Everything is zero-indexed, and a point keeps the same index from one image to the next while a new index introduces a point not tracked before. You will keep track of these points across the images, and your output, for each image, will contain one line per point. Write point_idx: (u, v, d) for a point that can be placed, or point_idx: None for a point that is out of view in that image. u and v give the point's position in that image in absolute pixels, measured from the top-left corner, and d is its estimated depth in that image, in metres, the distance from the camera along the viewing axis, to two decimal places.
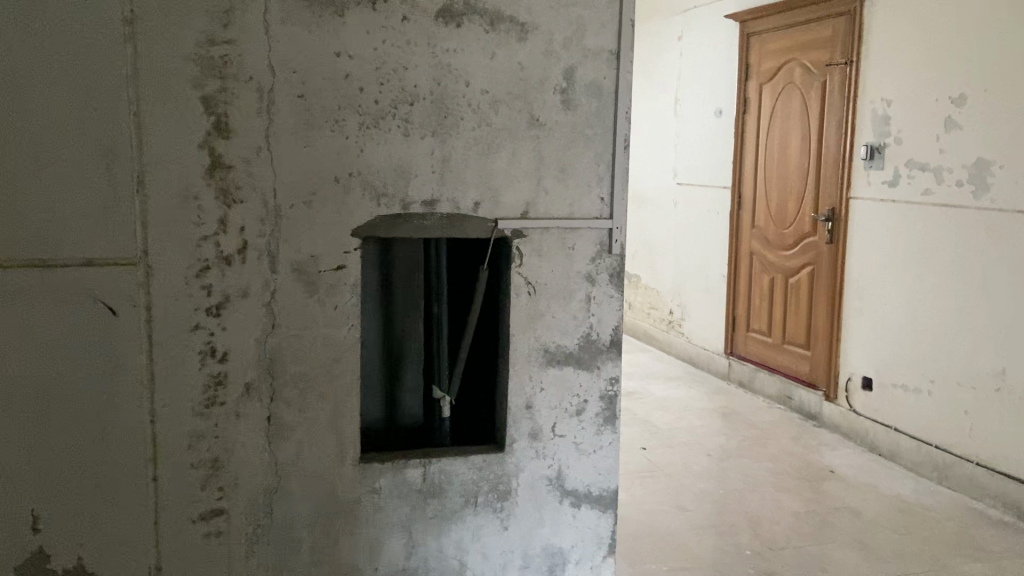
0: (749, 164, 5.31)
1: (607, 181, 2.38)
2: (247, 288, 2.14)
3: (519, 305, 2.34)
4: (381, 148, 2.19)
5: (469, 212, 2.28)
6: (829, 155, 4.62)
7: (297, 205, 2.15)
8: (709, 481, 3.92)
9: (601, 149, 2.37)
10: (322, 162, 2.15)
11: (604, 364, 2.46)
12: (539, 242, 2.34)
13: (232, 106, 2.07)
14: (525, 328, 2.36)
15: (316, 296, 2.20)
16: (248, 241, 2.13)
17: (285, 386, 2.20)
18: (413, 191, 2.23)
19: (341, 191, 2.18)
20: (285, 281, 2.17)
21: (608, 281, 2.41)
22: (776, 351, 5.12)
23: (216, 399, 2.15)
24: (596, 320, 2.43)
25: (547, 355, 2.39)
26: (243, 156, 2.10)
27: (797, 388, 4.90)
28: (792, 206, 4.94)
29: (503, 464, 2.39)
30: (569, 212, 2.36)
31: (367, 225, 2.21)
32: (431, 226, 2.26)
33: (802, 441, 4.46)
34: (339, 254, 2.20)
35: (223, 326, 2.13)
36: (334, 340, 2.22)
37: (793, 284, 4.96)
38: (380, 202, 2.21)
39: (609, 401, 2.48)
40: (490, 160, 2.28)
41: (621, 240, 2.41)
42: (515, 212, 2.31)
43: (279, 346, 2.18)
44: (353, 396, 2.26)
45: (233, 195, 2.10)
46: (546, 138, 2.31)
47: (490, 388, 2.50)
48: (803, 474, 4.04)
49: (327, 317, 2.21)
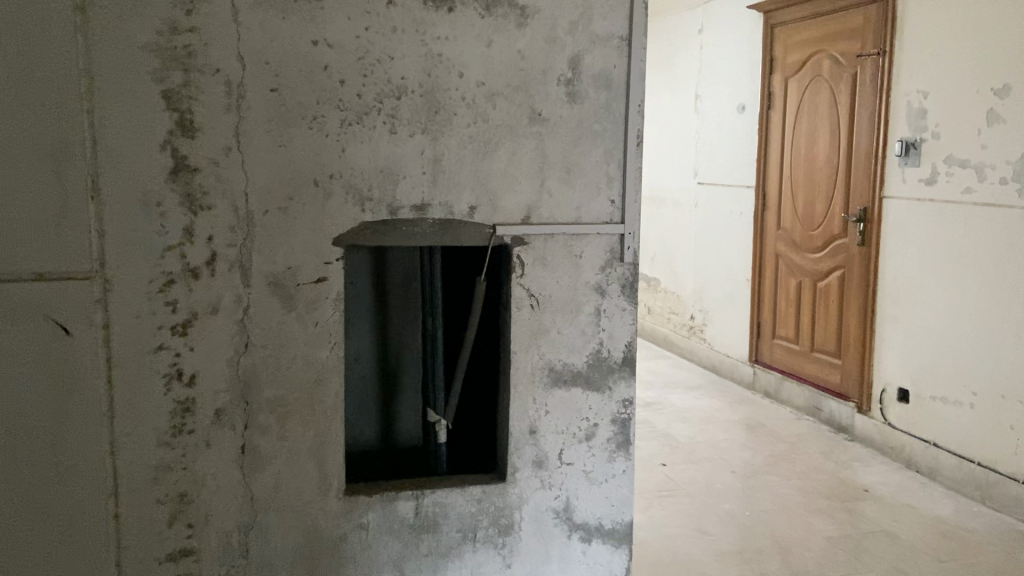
0: (774, 162, 5.04)
1: (618, 182, 2.15)
2: (216, 304, 1.93)
3: (520, 320, 2.11)
4: (366, 147, 1.97)
5: (464, 217, 2.05)
6: (860, 151, 4.34)
7: (272, 211, 1.94)
8: (733, 501, 3.67)
9: (612, 146, 2.13)
10: (299, 162, 1.94)
11: (616, 384, 2.22)
12: (542, 250, 2.11)
13: (197, 102, 1.86)
14: (528, 345, 2.13)
15: (295, 312, 1.98)
16: (217, 252, 1.92)
17: (261, 412, 1.98)
18: (401, 195, 2.01)
19: (321, 195, 1.96)
20: (259, 296, 1.95)
21: (619, 292, 2.18)
22: (804, 359, 4.85)
23: (184, 426, 1.94)
24: (607, 336, 2.19)
25: (552, 375, 2.16)
26: (211, 158, 1.89)
27: (827, 399, 4.62)
28: (821, 206, 4.67)
29: (504, 496, 2.17)
30: (576, 216, 2.13)
31: (350, 232, 2.00)
32: (421, 233, 2.04)
33: (832, 457, 4.20)
34: (319, 265, 1.98)
35: (191, 346, 1.92)
36: (315, 361, 2.01)
37: (822, 288, 4.69)
38: (365, 208, 1.99)
39: (622, 425, 2.24)
40: (487, 159, 2.05)
41: (634, 247, 2.17)
42: (515, 217, 2.08)
43: (253, 367, 1.97)
44: (337, 421, 2.04)
45: (200, 200, 1.89)
46: (549, 135, 2.08)
47: (489, 410, 2.27)
48: (834, 493, 3.78)
49: (307, 335, 1.99)
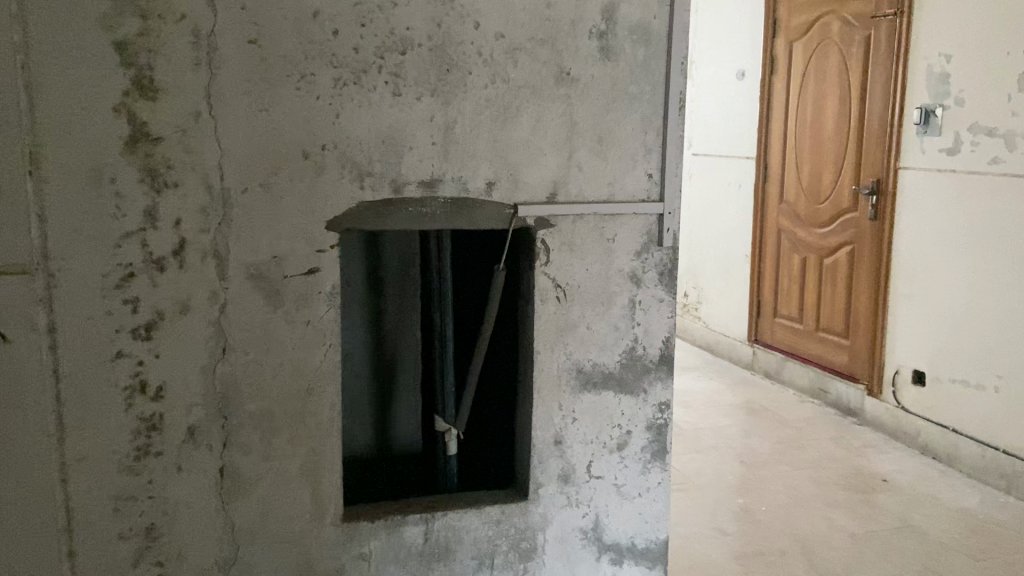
0: (776, 131, 4.77)
1: (657, 153, 1.85)
2: (187, 302, 1.60)
3: (544, 315, 1.82)
4: (365, 112, 1.65)
5: (482, 195, 1.75)
6: (873, 120, 4.07)
7: (253, 189, 1.61)
8: (746, 494, 3.42)
9: (650, 111, 1.83)
10: (285, 130, 1.61)
11: (651, 386, 1.94)
12: (570, 233, 1.82)
13: (158, 56, 1.53)
14: (553, 343, 1.84)
15: (282, 310, 1.66)
16: (187, 239, 1.59)
17: (242, 428, 1.67)
18: (407, 169, 1.70)
19: (312, 170, 1.64)
20: (238, 291, 1.63)
21: (657, 280, 1.90)
22: (808, 339, 4.62)
23: (149, 448, 1.62)
24: (642, 331, 1.91)
25: (581, 377, 1.88)
26: (176, 125, 1.55)
27: (834, 381, 4.40)
28: (828, 178, 4.41)
29: (526, 516, 1.88)
30: (609, 193, 1.83)
31: (347, 214, 1.68)
32: (431, 215, 1.73)
33: (844, 443, 3.97)
34: (310, 254, 1.66)
35: (156, 353, 1.60)
36: (308, 367, 1.69)
37: (829, 264, 4.44)
38: (365, 184, 1.67)
39: (657, 432, 1.96)
40: (507, 127, 1.74)
41: (674, 229, 1.88)
42: (539, 194, 1.78)
43: (232, 375, 1.65)
44: (333, 437, 1.73)
45: (165, 176, 1.56)
46: (579, 97, 1.78)
47: (505, 417, 1.98)
48: (852, 484, 3.55)
49: (297, 337, 1.68)
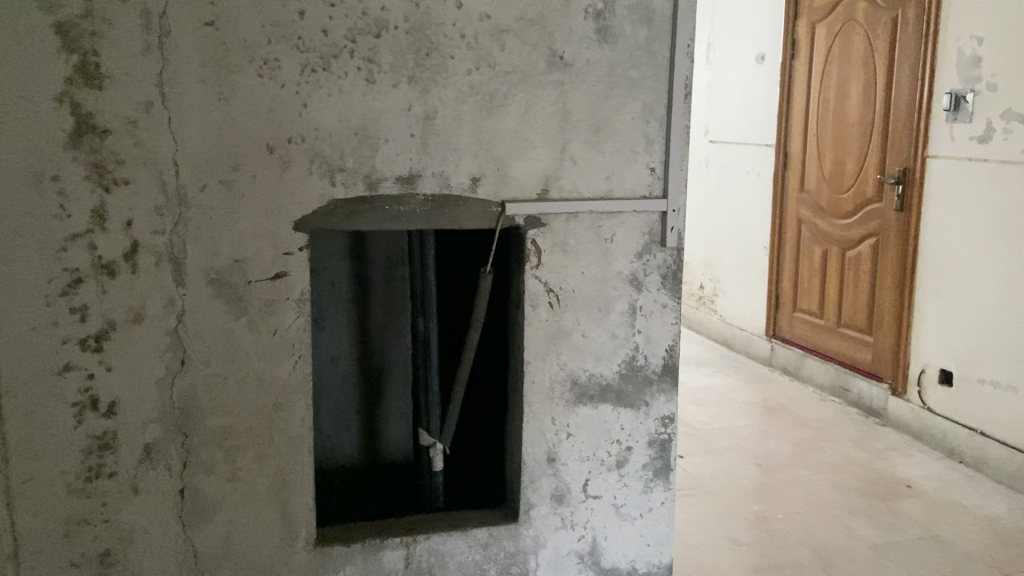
0: (797, 117, 4.57)
1: (660, 145, 1.69)
2: (141, 310, 1.46)
3: (535, 322, 1.67)
4: (336, 101, 1.50)
5: (465, 192, 1.60)
6: (900, 105, 3.87)
7: (212, 186, 1.46)
8: (760, 501, 3.26)
9: (652, 99, 1.67)
10: (247, 120, 1.46)
11: (653, 399, 1.79)
12: (564, 233, 1.66)
13: (103, 40, 1.38)
14: (545, 352, 1.69)
15: (246, 319, 1.52)
16: (139, 242, 1.44)
17: (204, 446, 1.53)
18: (382, 164, 1.55)
19: (276, 164, 1.49)
20: (197, 297, 1.49)
21: (660, 284, 1.74)
22: (829, 334, 4.43)
23: (102, 468, 1.49)
24: (643, 339, 1.75)
25: (576, 389, 1.73)
26: (125, 116, 1.40)
27: (855, 379, 4.22)
28: (851, 166, 4.21)
29: (516, 539, 1.74)
30: (606, 189, 1.67)
31: (316, 214, 1.53)
32: (410, 213, 1.58)
33: (865, 445, 3.79)
34: (276, 257, 1.52)
35: (108, 366, 1.46)
36: (275, 380, 1.55)
37: (852, 257, 4.25)
38: (336, 180, 1.53)
39: (660, 448, 1.81)
40: (493, 116, 1.58)
41: (678, 228, 1.73)
42: (529, 190, 1.63)
43: (192, 389, 1.51)
44: (304, 454, 1.60)
45: (113, 173, 1.41)
46: (573, 84, 1.62)
47: (495, 430, 1.83)
48: (873, 490, 3.38)
49: (263, 348, 1.54)
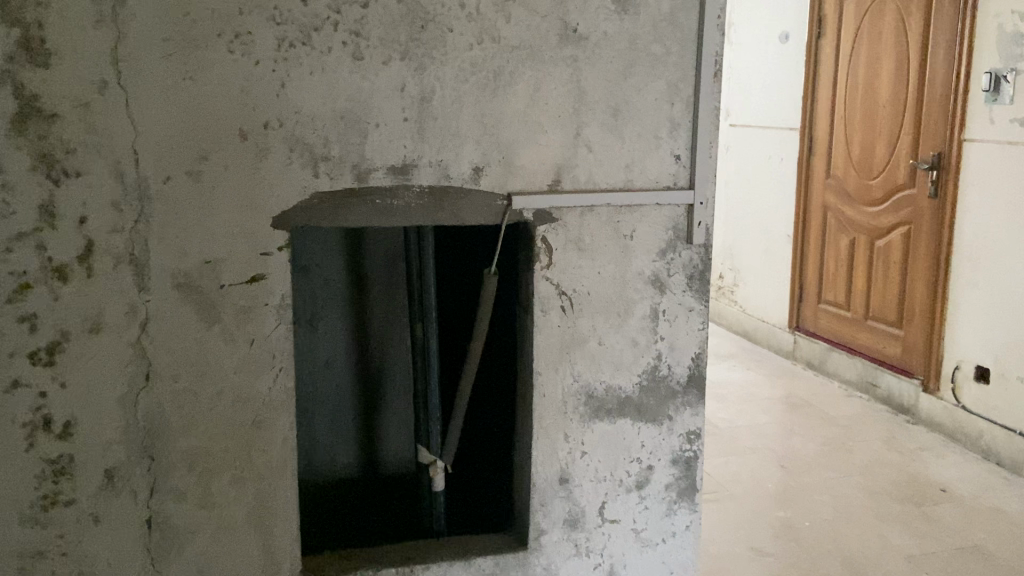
0: (824, 99, 4.34)
1: (686, 129, 1.50)
2: (99, 319, 1.29)
3: (546, 328, 1.50)
4: (318, 80, 1.32)
5: (467, 183, 1.42)
6: (935, 86, 3.64)
7: (177, 177, 1.29)
8: (786, 506, 3.07)
9: (678, 77, 1.48)
10: (217, 103, 1.28)
11: (678, 412, 1.61)
12: (578, 228, 1.48)
13: (49, 10, 1.20)
14: (557, 362, 1.52)
15: (220, 327, 1.35)
16: (95, 241, 1.27)
17: (174, 470, 1.36)
18: (372, 151, 1.37)
19: (251, 153, 1.31)
20: (162, 304, 1.31)
21: (685, 285, 1.56)
22: (857, 327, 4.23)
23: (58, 496, 1.33)
24: (667, 346, 1.57)
25: (591, 403, 1.55)
26: (76, 98, 1.23)
27: (884, 374, 4.01)
28: (881, 151, 3.99)
29: (525, 568, 1.57)
30: (626, 179, 1.49)
31: (298, 209, 1.36)
32: (404, 208, 1.40)
33: (896, 445, 3.60)
34: (252, 257, 1.34)
35: (62, 382, 1.29)
36: (252, 396, 1.38)
37: (881, 246, 4.04)
38: (319, 170, 1.35)
39: (685, 466, 1.63)
40: (497, 98, 1.40)
41: (707, 222, 1.54)
42: (539, 181, 1.44)
43: (159, 406, 1.34)
44: (287, 477, 1.43)
45: (64, 163, 1.24)
46: (588, 60, 1.43)
47: (501, 445, 1.65)
48: (906, 494, 3.18)
49: (239, 360, 1.36)
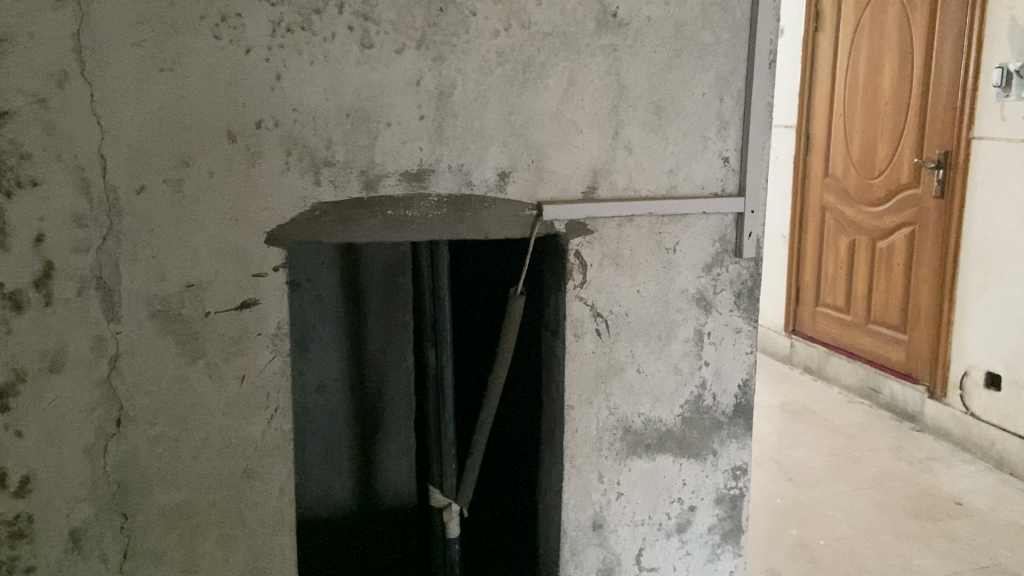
0: (822, 92, 3.96)
1: (736, 129, 1.33)
2: (61, 355, 1.09)
3: (579, 355, 1.31)
4: (320, 71, 1.12)
5: (491, 191, 1.23)
6: (941, 79, 3.22)
7: (153, 187, 1.08)
8: (798, 524, 2.78)
9: (728, 69, 1.30)
10: (201, 98, 1.08)
11: (723, 446, 1.44)
12: (615, 241, 1.30)
13: None
14: (591, 394, 1.33)
15: (205, 362, 1.15)
16: (56, 264, 1.07)
17: (152, 529, 1.16)
18: (382, 155, 1.17)
19: (241, 157, 1.11)
20: (136, 336, 1.11)
21: (732, 305, 1.39)
22: (857, 331, 3.88)
23: (16, 563, 1.12)
24: (712, 373, 1.40)
25: (628, 438, 1.37)
26: (32, 93, 1.02)
27: (887, 380, 3.66)
28: (883, 146, 3.59)
29: None
30: (669, 185, 1.31)
31: (296, 223, 1.16)
32: (419, 219, 1.21)
33: (904, 455, 3.27)
34: (242, 280, 1.14)
35: (18, 430, 1.08)
36: (244, 441, 1.18)
37: (884, 248, 3.66)
38: (321, 177, 1.15)
39: (729, 506, 1.46)
40: (527, 93, 1.22)
41: (757, 233, 1.37)
42: (573, 188, 1.27)
43: (135, 455, 1.14)
44: (284, 532, 1.23)
45: (12, 171, 1.03)
46: (630, 50, 1.25)
47: (524, 483, 1.47)
48: (922, 508, 2.88)
49: (228, 400, 1.17)
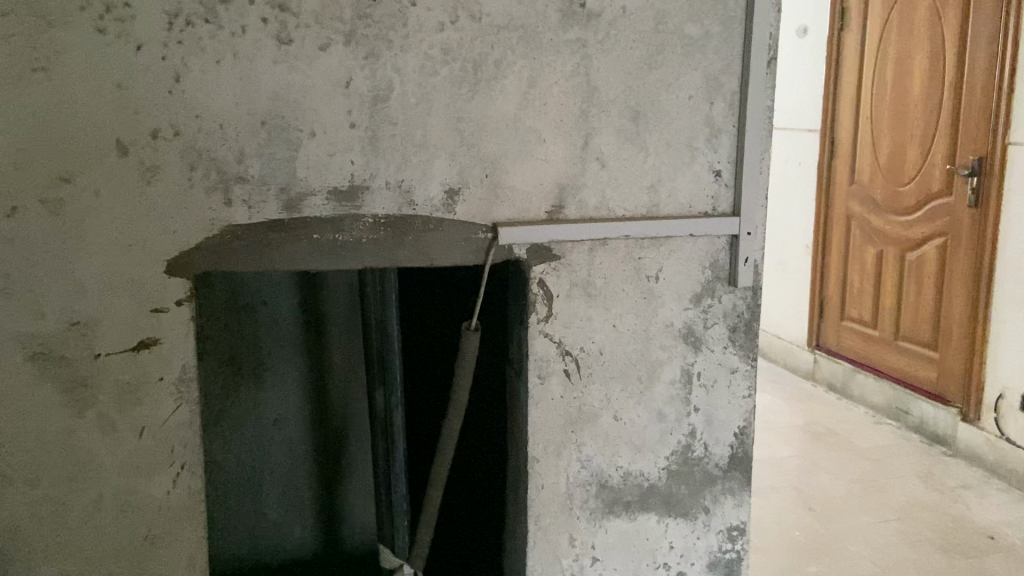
0: (847, 96, 3.72)
1: (729, 137, 1.14)
2: None
3: (544, 400, 1.13)
4: (228, 72, 0.95)
5: (438, 212, 1.05)
6: (974, 80, 2.97)
7: (28, 208, 0.92)
8: (816, 561, 2.47)
9: (719, 67, 1.11)
10: (83, 104, 0.92)
11: (716, 504, 1.25)
12: (586, 269, 1.12)
13: None
14: (559, 444, 1.15)
15: (96, 412, 0.98)
16: None
17: None
18: (305, 169, 1.00)
19: (134, 173, 0.94)
20: (10, 384, 0.95)
21: (726, 341, 1.20)
22: (884, 348, 3.62)
23: None
24: (703, 419, 1.21)
25: (604, 495, 1.18)
26: None
27: (917, 400, 3.37)
28: (912, 152, 3.34)
29: None
30: (650, 204, 1.13)
31: (204, 253, 0.99)
32: (352, 245, 1.04)
33: (934, 484, 2.97)
34: (139, 317, 0.98)
35: None
36: (144, 504, 1.01)
37: (913, 260, 3.41)
38: (232, 196, 0.98)
39: (724, 571, 1.27)
40: (478, 96, 1.04)
41: (755, 257, 1.18)
42: (536, 208, 1.09)
43: (11, 519, 0.97)
44: None
45: None
46: (601, 46, 1.06)
47: (488, 542, 1.29)
48: (954, 542, 2.58)
49: (125, 455, 1.00)
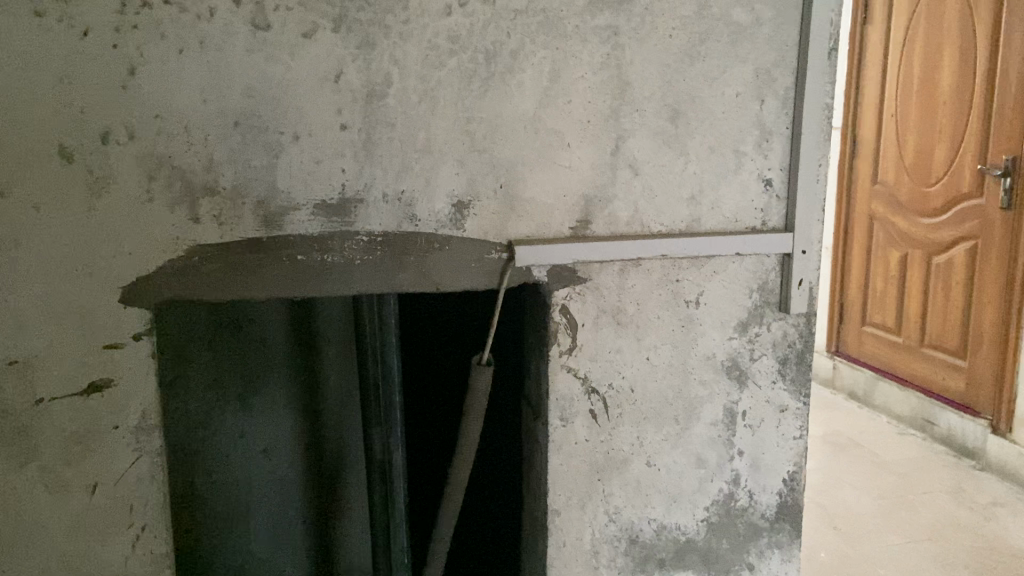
0: (872, 92, 3.55)
1: (781, 140, 0.98)
2: None
3: (566, 444, 0.97)
4: (194, 63, 0.79)
5: (445, 229, 0.90)
6: (1008, 75, 2.79)
7: None
8: None
9: (772, 59, 0.96)
10: (17, 105, 0.76)
11: (761, 559, 1.09)
12: (616, 294, 0.96)
13: None
14: (583, 494, 0.99)
15: (37, 463, 0.83)
16: None
17: None
18: (286, 179, 0.84)
19: (82, 185, 0.79)
20: None
21: (776, 375, 1.04)
22: (909, 355, 3.45)
23: None
24: (747, 464, 1.05)
25: (634, 552, 1.03)
26: None
27: (943, 411, 3.20)
28: (940, 150, 3.17)
29: None
30: (690, 217, 0.97)
31: (168, 278, 0.84)
32: (343, 268, 0.88)
33: (964, 500, 2.79)
34: (91, 354, 0.83)
35: None
36: (97, 569, 0.86)
37: (941, 264, 3.23)
38: (200, 212, 0.83)
39: None
40: (492, 93, 0.88)
41: (810, 279, 1.02)
42: (559, 225, 0.93)
43: None
44: None
45: None
46: (635, 33, 0.91)
47: None
48: (987, 562, 2.40)
49: (72, 513, 0.85)
